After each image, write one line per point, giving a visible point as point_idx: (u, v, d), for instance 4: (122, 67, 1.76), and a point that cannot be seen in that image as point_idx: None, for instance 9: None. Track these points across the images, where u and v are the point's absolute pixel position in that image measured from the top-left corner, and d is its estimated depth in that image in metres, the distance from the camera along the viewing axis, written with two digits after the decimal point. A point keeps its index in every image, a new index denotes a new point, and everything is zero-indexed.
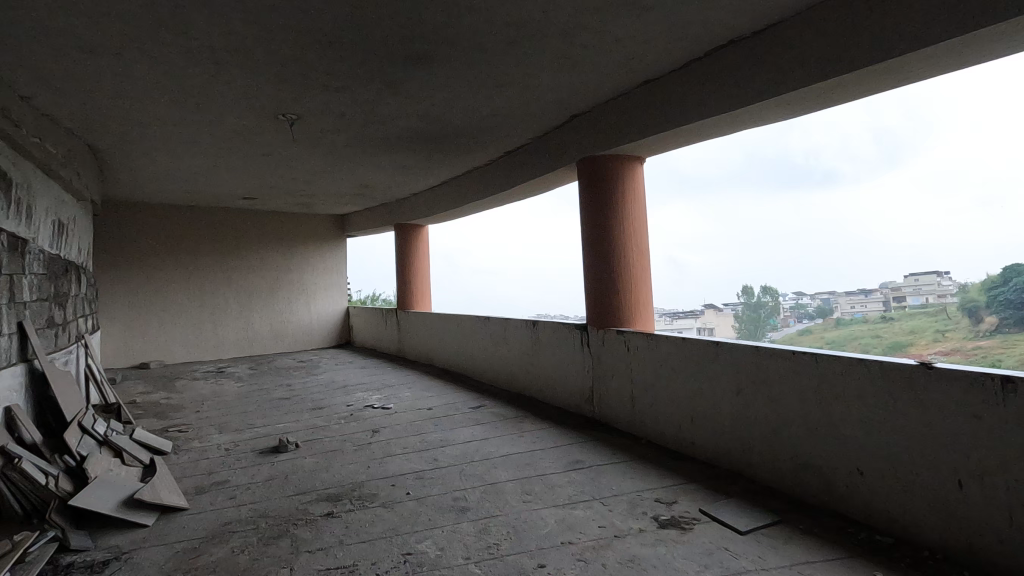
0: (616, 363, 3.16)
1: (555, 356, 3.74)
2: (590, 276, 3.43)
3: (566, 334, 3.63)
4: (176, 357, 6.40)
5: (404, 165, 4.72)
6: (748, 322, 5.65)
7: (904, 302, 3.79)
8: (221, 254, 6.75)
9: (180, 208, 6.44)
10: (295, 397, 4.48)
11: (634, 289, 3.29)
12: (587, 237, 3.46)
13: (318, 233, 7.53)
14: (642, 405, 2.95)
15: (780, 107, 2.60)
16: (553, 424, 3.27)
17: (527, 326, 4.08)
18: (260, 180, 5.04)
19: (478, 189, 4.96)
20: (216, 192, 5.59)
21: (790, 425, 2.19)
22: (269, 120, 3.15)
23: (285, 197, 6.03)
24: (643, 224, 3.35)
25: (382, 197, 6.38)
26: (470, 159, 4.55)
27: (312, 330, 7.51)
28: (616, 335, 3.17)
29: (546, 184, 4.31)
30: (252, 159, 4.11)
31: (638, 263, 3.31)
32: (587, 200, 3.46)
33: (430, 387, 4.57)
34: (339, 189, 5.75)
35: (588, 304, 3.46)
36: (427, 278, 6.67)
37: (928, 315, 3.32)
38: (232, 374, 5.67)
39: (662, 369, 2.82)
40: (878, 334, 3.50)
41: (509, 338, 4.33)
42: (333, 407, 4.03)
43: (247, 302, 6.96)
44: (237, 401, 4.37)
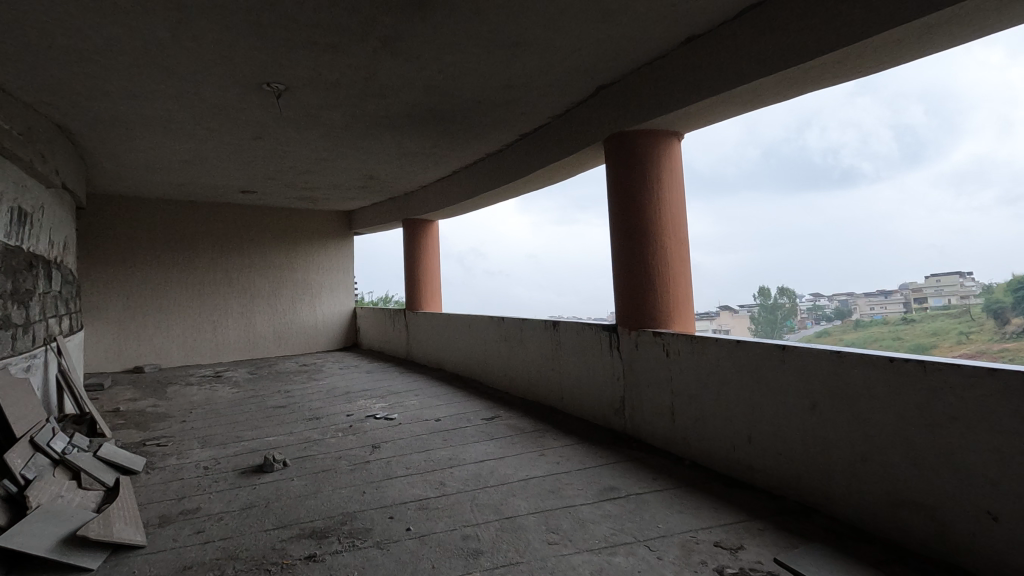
0: (653, 370, 2.72)
1: (578, 361, 3.31)
2: (620, 269, 3.00)
3: (591, 336, 3.20)
4: (173, 361, 6.07)
5: (411, 152, 4.33)
6: (763, 324, 4.91)
7: (923, 303, 3.47)
8: (220, 252, 6.41)
9: (178, 203, 6.11)
10: (292, 405, 4.09)
11: (672, 283, 2.84)
12: (616, 224, 3.03)
13: (323, 231, 7.20)
14: (685, 419, 2.51)
15: (855, 62, 2.15)
16: (578, 440, 2.84)
17: (546, 328, 3.66)
18: (258, 171, 4.69)
19: (491, 178, 4.56)
20: (212, 184, 5.25)
21: (885, 452, 1.74)
22: (254, 91, 2.77)
23: (286, 190, 5.68)
24: (681, 209, 2.90)
25: (389, 190, 6.02)
26: (482, 143, 4.15)
27: (316, 332, 7.16)
28: (652, 337, 2.73)
29: (566, 170, 3.89)
30: (244, 144, 3.75)
31: (676, 253, 2.86)
32: (615, 182, 3.03)
33: (438, 394, 4.16)
34: (342, 181, 5.39)
35: (618, 302, 3.03)
36: (436, 275, 6.27)
37: (951, 316, 2.96)
38: (229, 379, 5.31)
39: (710, 379, 2.38)
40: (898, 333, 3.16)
41: (525, 340, 3.92)
42: (331, 418, 3.63)
43: (248, 303, 6.62)
44: (228, 410, 4.00)
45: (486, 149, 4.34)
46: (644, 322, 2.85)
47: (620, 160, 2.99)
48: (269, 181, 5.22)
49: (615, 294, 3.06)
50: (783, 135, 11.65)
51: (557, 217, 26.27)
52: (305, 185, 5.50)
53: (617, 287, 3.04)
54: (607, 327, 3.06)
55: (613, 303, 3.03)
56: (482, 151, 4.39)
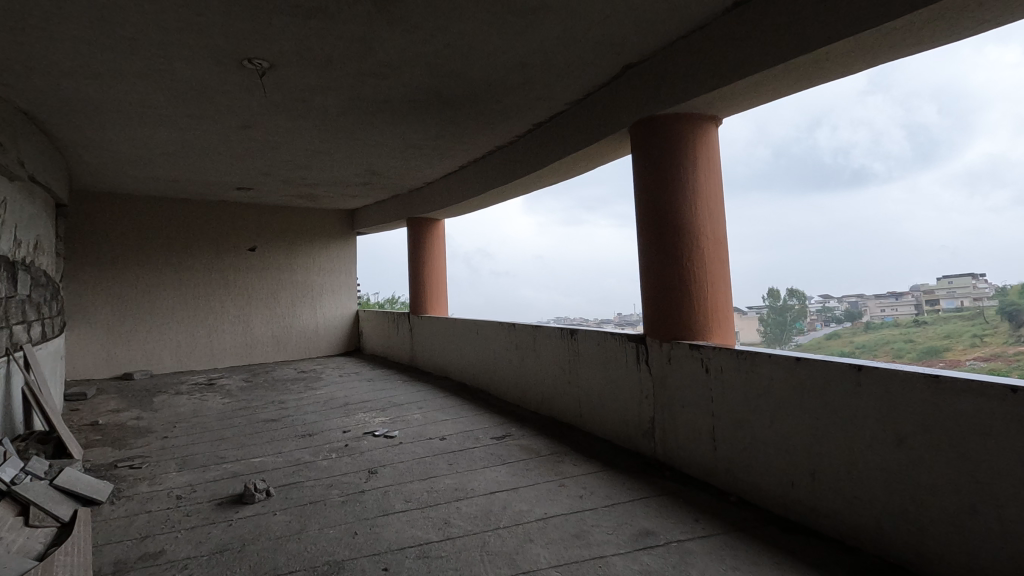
0: (689, 388, 2.37)
1: (599, 375, 2.96)
2: (648, 271, 2.65)
3: (614, 347, 2.85)
4: (165, 367, 5.77)
5: (414, 144, 4.00)
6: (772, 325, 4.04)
7: (937, 306, 3.05)
8: (216, 252, 6.13)
9: (171, 201, 5.83)
10: (284, 419, 3.77)
11: (709, 286, 2.48)
12: (644, 221, 2.68)
13: (325, 230, 6.91)
14: (730, 448, 2.16)
15: (938, 28, 1.80)
16: (602, 467, 2.50)
17: (561, 336, 3.33)
18: (251, 165, 4.38)
19: (502, 173, 4.23)
20: (204, 180, 4.95)
21: (1001, 505, 1.39)
22: (235, 69, 2.44)
23: (283, 187, 5.38)
24: (719, 203, 2.55)
25: (391, 187, 5.71)
26: (491, 134, 3.82)
27: (317, 336, 6.85)
28: (688, 350, 2.38)
29: (585, 162, 3.54)
30: (231, 133, 3.42)
31: (713, 252, 2.50)
32: (644, 175, 2.68)
33: (443, 408, 3.83)
34: (342, 177, 5.09)
35: (646, 309, 2.67)
36: (443, 277, 5.92)
37: (962, 321, 2.65)
38: (222, 387, 5.01)
39: (761, 401, 2.03)
40: (908, 338, 2.83)
41: (539, 348, 3.59)
42: (325, 435, 3.30)
43: (245, 305, 6.32)
44: (214, 424, 3.68)
45: (495, 141, 4.00)
46: (677, 331, 2.50)
47: (649, 151, 2.64)
48: (264, 177, 4.91)
49: (642, 300, 2.71)
50: (795, 133, 11.28)
51: (563, 218, 25.92)
52: (303, 181, 5.19)
53: (645, 292, 2.68)
54: (634, 337, 2.71)
55: (640, 309, 2.68)
56: (491, 143, 4.05)
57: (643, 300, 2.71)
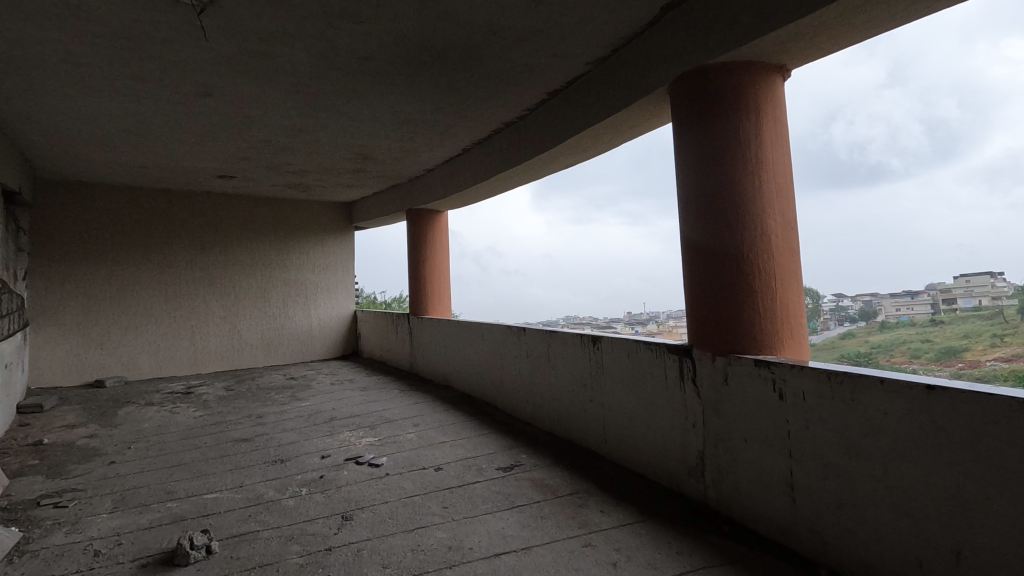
0: (755, 419, 1.80)
1: (631, 395, 2.40)
2: (695, 263, 2.09)
3: (650, 361, 2.29)
4: (142, 373, 5.28)
5: (408, 120, 3.45)
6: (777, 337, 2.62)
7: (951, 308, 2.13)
8: (200, 247, 5.64)
9: (150, 191, 5.34)
10: (259, 438, 3.26)
11: (777, 283, 1.91)
12: (690, 203, 2.12)
13: (320, 224, 6.42)
14: (820, 504, 1.60)
15: None
16: (638, 517, 1.94)
17: (581, 345, 2.78)
18: (227, 146, 3.85)
19: (510, 154, 3.68)
20: (180, 166, 4.45)
21: None
22: (166, 5, 1.92)
23: (269, 175, 4.87)
24: (788, 179, 1.98)
25: (389, 175, 5.18)
26: (497, 106, 3.26)
27: (310, 339, 6.34)
28: (752, 369, 1.82)
29: (608, 137, 2.98)
30: (191, 102, 2.90)
31: (782, 237, 1.93)
32: (690, 145, 2.12)
33: (442, 426, 3.29)
34: (333, 163, 4.56)
35: (691, 311, 2.12)
36: (446, 276, 5.38)
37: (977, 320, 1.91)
38: (201, 396, 4.51)
39: (869, 444, 1.46)
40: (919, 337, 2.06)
41: (555, 357, 3.03)
42: (301, 462, 2.77)
43: (232, 305, 5.82)
44: (176, 444, 3.16)
45: (502, 116, 3.45)
46: (735, 340, 1.93)
47: (699, 114, 2.07)
48: (246, 162, 4.40)
49: (687, 300, 2.16)
50: None
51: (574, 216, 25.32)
52: (290, 168, 4.67)
53: (690, 290, 2.13)
54: (676, 349, 2.15)
55: (684, 312, 2.12)
56: (497, 118, 3.50)
57: (688, 300, 2.16)
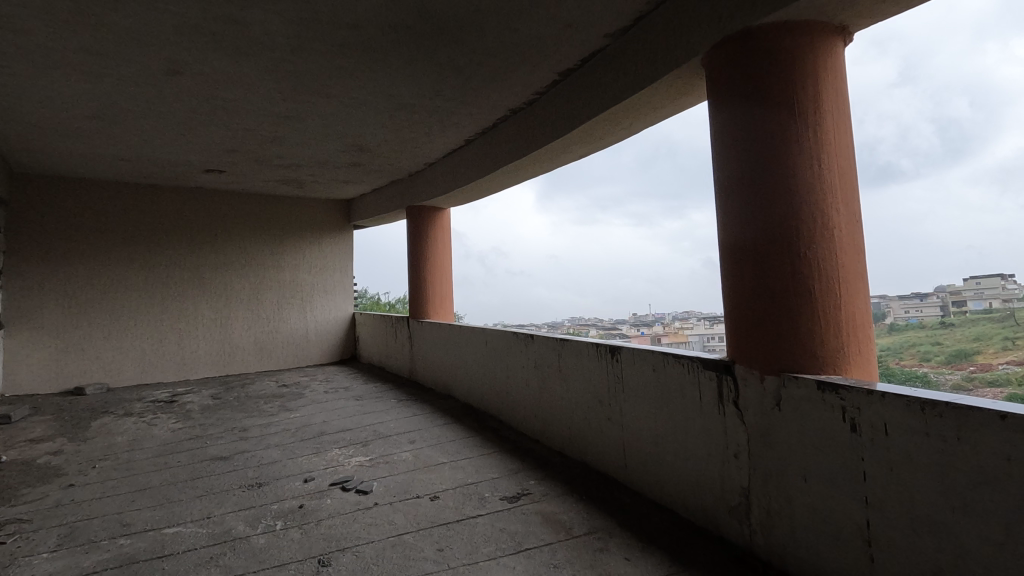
0: (818, 455, 1.47)
1: (656, 416, 2.08)
2: (737, 263, 1.77)
3: (680, 378, 1.97)
4: (126, 380, 4.99)
5: (405, 105, 3.14)
6: None
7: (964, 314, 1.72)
8: (189, 247, 5.35)
9: (135, 187, 5.05)
10: (239, 456, 2.95)
11: (839, 288, 1.57)
12: (731, 193, 1.80)
13: (317, 223, 6.13)
14: (909, 568, 1.27)
15: None
16: (673, 569, 1.62)
17: (598, 357, 2.45)
18: (210, 135, 3.55)
19: (517, 144, 3.37)
20: (164, 159, 4.16)
21: None
22: None
23: (260, 169, 4.57)
24: (850, 163, 1.65)
25: (388, 170, 4.88)
26: (502, 89, 2.94)
27: (306, 343, 6.05)
28: (814, 392, 1.49)
29: (626, 122, 2.66)
30: (162, 80, 2.60)
31: (845, 232, 1.60)
32: (732, 126, 1.79)
33: (441, 444, 2.97)
34: (327, 156, 4.27)
35: (732, 321, 1.79)
36: (448, 278, 5.06)
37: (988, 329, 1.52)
38: (185, 406, 4.21)
39: (983, 496, 1.14)
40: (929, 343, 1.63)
41: (567, 368, 2.72)
42: (280, 487, 2.46)
43: (223, 308, 5.53)
44: (147, 463, 2.85)
45: (507, 101, 3.13)
46: (789, 356, 1.59)
47: (743, 89, 1.75)
48: (233, 155, 4.10)
49: (727, 307, 1.83)
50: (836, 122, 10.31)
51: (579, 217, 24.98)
52: (281, 162, 4.37)
53: (731, 295, 1.80)
54: (713, 365, 1.82)
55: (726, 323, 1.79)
56: (502, 104, 3.19)
57: (727, 307, 1.83)
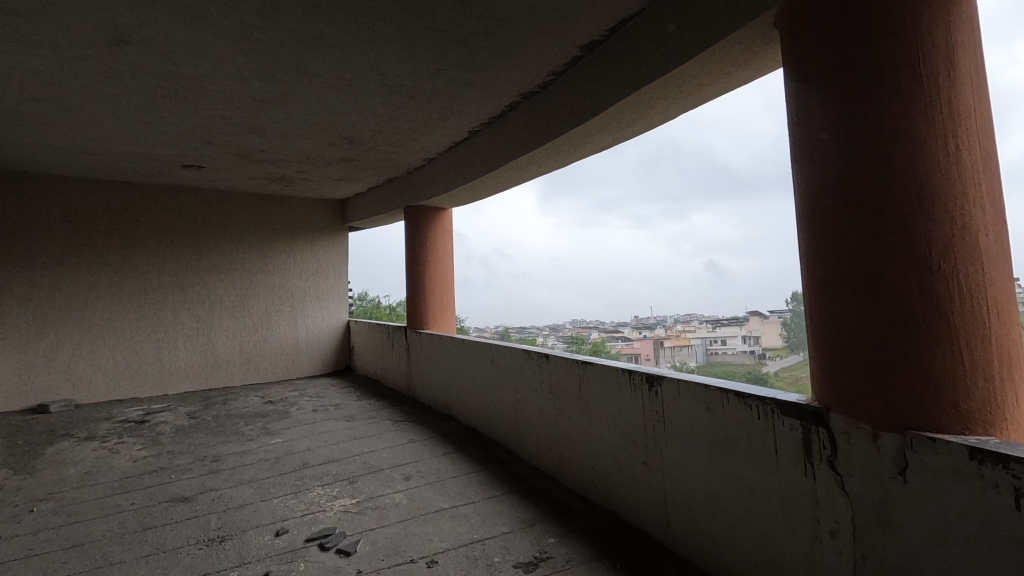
0: (971, 557, 1.04)
1: (712, 468, 1.65)
2: (831, 278, 1.33)
3: (745, 425, 1.54)
4: (97, 396, 4.56)
5: (400, 87, 2.74)
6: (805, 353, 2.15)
7: None
8: (168, 250, 4.94)
9: (109, 184, 4.65)
10: (203, 497, 2.52)
11: (990, 318, 1.13)
12: (823, 186, 1.36)
13: (310, 224, 5.72)
14: None
15: None
16: None
17: (629, 386, 2.03)
18: (181, 122, 3.15)
19: (528, 134, 2.95)
20: (134, 151, 3.75)
21: None
22: None
23: (244, 164, 4.16)
24: (994, 143, 1.20)
25: (384, 167, 4.47)
26: (512, 67, 2.53)
27: (297, 353, 5.63)
28: (959, 462, 1.06)
29: (661, 104, 2.24)
30: (110, 47, 2.19)
31: (994, 239, 1.15)
32: (823, 98, 1.35)
33: (440, 483, 2.55)
34: (316, 150, 3.86)
35: (823, 355, 1.36)
36: (449, 285, 4.64)
37: None
38: (156, 427, 3.78)
39: None
40: None
41: (589, 396, 2.29)
42: (244, 544, 2.02)
43: (206, 316, 5.12)
44: (94, 506, 2.42)
45: (518, 82, 2.72)
46: (914, 409, 1.16)
47: (840, 48, 1.31)
48: (211, 148, 3.69)
49: (815, 337, 1.40)
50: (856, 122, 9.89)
51: None
52: (265, 156, 3.97)
53: (821, 322, 1.37)
54: (795, 412, 1.39)
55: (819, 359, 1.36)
56: (511, 87, 2.77)
57: (816, 336, 1.40)
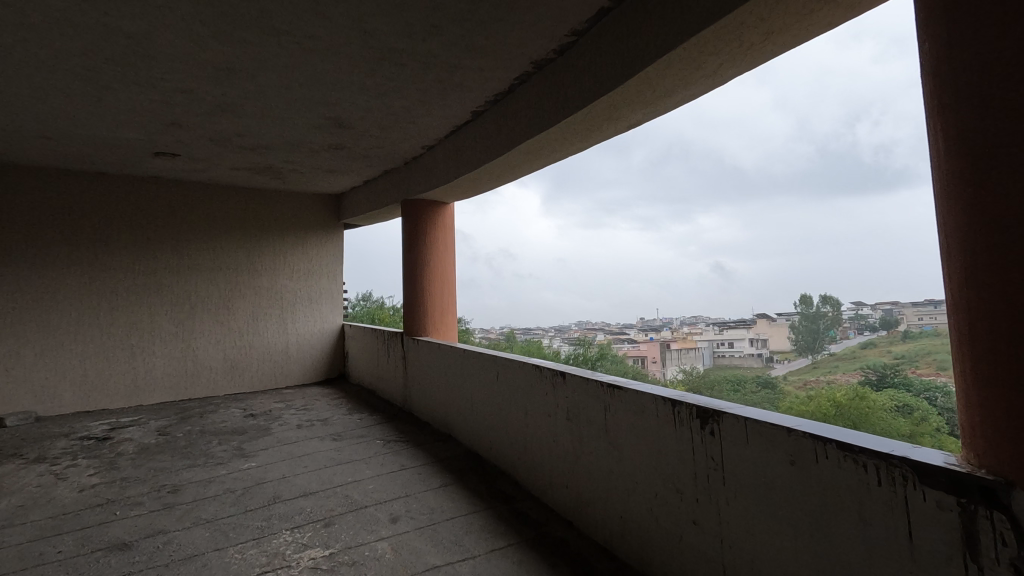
0: None
1: (798, 544, 1.21)
2: (990, 289, 0.90)
3: (857, 493, 1.08)
4: (63, 407, 4.15)
5: (388, 52, 2.29)
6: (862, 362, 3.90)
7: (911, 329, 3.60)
8: (145, 247, 4.53)
9: (78, 174, 4.23)
10: (146, 543, 2.08)
11: None
12: (994, 151, 0.89)
13: (302, 220, 5.30)
14: None
15: None
16: None
17: (674, 421, 1.58)
18: (138, 96, 2.72)
19: (541, 110, 2.51)
20: (95, 135, 3.33)
21: None
22: None
23: (222, 151, 3.74)
24: None
25: (379, 156, 4.04)
26: (523, 25, 2.08)
27: (286, 360, 5.20)
28: None
29: (710, 60, 1.79)
30: None
31: None
32: (1002, 12, 0.88)
33: (434, 529, 2.10)
34: (301, 135, 3.43)
35: (988, 401, 0.91)
36: (450, 287, 4.21)
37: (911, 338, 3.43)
38: (118, 445, 3.35)
39: None
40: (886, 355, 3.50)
41: (619, 429, 1.84)
42: None
43: (186, 320, 4.70)
44: (12, 556, 1.99)
45: (530, 47, 2.28)
46: None
47: None
48: (180, 132, 3.27)
49: (977, 373, 0.93)
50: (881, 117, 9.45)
51: None
52: (245, 142, 3.54)
53: (990, 354, 0.90)
54: (947, 484, 0.94)
55: (990, 411, 0.90)
56: (521, 53, 2.33)
57: (966, 370, 0.97)
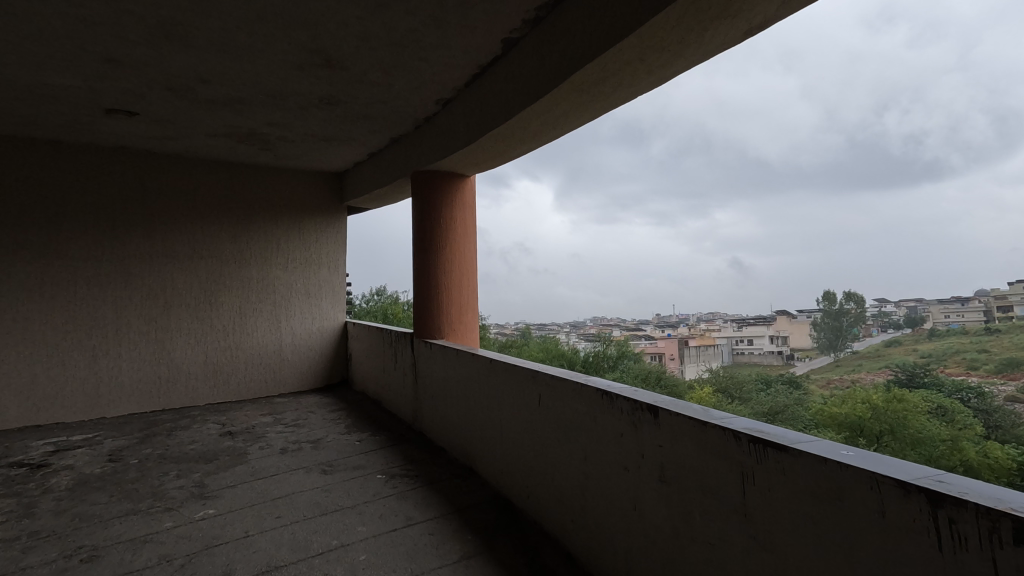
0: None
1: None
2: None
3: None
4: (7, 421, 3.48)
5: None
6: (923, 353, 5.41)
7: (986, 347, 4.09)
8: (110, 230, 3.82)
9: (25, 141, 3.53)
10: None
11: None
12: None
13: (298, 201, 4.55)
14: None
15: None
16: None
17: (940, 542, 0.78)
18: (42, 8, 1.95)
19: (610, 14, 1.71)
20: (19, 79, 2.59)
21: None
22: None
23: (188, 107, 2.99)
24: None
25: (383, 117, 3.27)
26: None
27: (279, 363, 4.48)
28: None
29: None
30: None
31: None
32: None
33: None
34: (281, 81, 2.67)
35: None
36: (469, 280, 3.44)
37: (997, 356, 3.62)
38: (49, 478, 2.63)
39: None
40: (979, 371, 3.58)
41: (779, 521, 1.05)
42: None
43: (158, 316, 3.99)
44: None
45: None
46: None
47: None
48: (123, 74, 2.52)
49: None
50: None
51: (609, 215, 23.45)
52: (210, 92, 2.78)
53: None
54: None
55: None
56: None
57: None
